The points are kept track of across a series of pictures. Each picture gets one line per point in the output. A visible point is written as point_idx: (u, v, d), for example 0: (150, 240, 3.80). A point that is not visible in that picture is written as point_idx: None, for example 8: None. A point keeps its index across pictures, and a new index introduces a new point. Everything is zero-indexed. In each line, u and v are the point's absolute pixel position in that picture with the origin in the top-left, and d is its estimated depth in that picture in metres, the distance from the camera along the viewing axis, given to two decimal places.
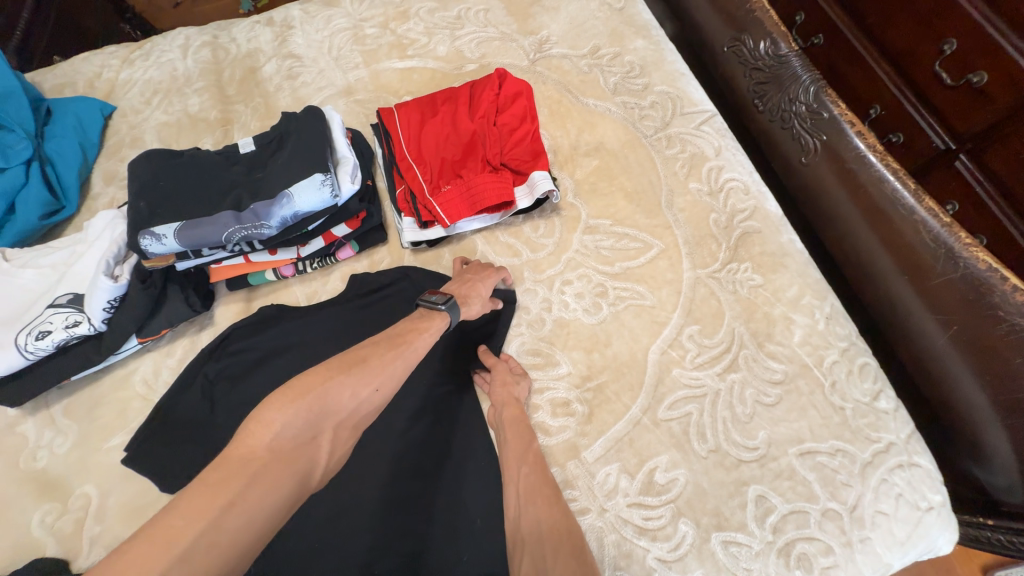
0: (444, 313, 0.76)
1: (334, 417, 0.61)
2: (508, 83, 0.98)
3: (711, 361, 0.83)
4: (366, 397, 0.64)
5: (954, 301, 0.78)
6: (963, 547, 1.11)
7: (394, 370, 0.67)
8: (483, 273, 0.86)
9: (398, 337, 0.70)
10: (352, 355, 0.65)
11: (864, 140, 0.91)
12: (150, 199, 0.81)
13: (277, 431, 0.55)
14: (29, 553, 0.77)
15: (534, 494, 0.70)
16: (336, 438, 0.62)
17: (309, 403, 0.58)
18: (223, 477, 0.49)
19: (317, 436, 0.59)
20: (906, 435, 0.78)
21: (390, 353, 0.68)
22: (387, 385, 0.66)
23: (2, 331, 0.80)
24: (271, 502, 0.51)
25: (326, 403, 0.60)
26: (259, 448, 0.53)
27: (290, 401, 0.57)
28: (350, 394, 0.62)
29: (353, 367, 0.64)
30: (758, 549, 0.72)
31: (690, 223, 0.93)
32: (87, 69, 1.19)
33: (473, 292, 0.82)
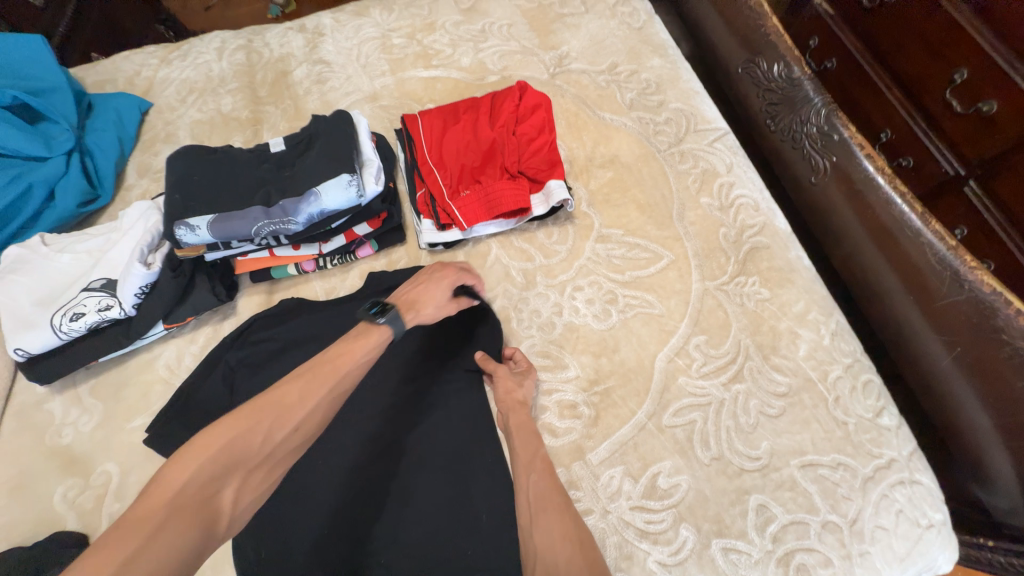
0: (383, 327, 0.72)
1: (246, 465, 0.57)
2: (528, 95, 1.02)
3: (716, 371, 0.85)
4: (284, 438, 0.61)
5: (959, 323, 0.80)
6: (963, 570, 1.11)
7: (317, 403, 0.64)
8: (440, 273, 0.83)
9: (323, 365, 0.67)
10: (270, 395, 0.62)
11: (874, 162, 0.92)
12: (185, 192, 0.85)
13: (180, 487, 0.52)
14: (50, 527, 0.80)
15: (545, 503, 0.69)
16: (247, 489, 0.57)
17: (218, 453, 0.55)
18: (115, 541, 0.46)
19: (224, 488, 0.55)
20: (908, 453, 0.80)
21: (314, 384, 0.64)
22: (308, 422, 0.63)
23: (38, 311, 0.84)
24: (173, 559, 0.47)
25: (237, 452, 0.57)
26: (159, 506, 0.50)
27: (194, 457, 0.54)
28: (263, 438, 0.59)
29: (270, 408, 0.61)
30: (757, 557, 0.73)
31: (700, 235, 0.96)
32: (127, 67, 1.25)
33: (425, 296, 0.79)
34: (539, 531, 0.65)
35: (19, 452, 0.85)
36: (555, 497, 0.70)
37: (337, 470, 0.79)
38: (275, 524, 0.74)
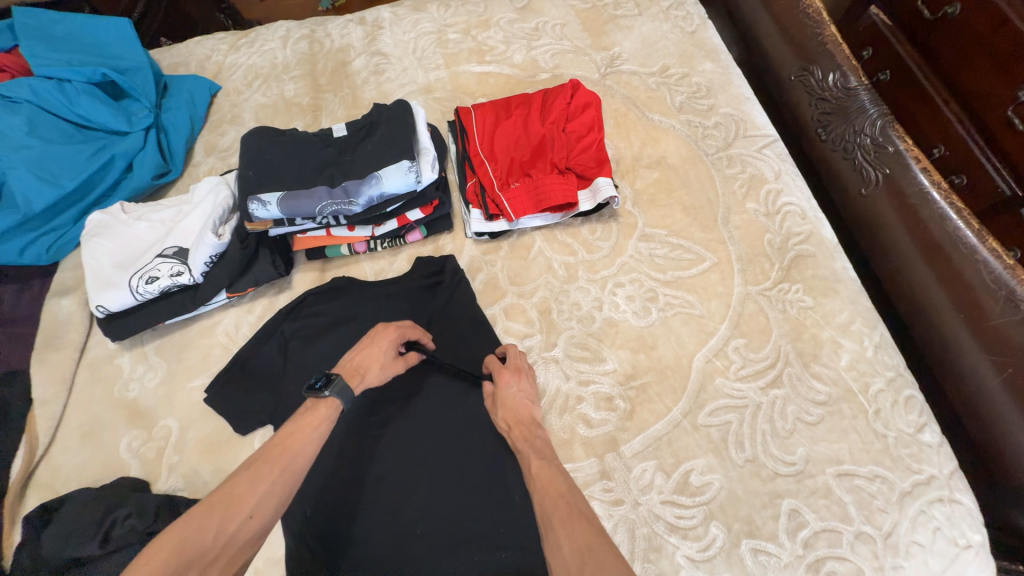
0: (329, 398, 0.71)
1: (199, 565, 0.54)
2: (580, 93, 1.04)
3: (754, 375, 0.86)
4: (238, 527, 0.58)
5: (1010, 344, 0.80)
6: None
7: (271, 487, 0.62)
8: (378, 334, 0.82)
9: (272, 451, 0.66)
10: (221, 491, 0.61)
11: (928, 177, 0.93)
12: (258, 169, 0.91)
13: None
14: (114, 472, 0.86)
15: (548, 521, 0.63)
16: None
17: (169, 557, 0.54)
18: None
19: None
20: (949, 471, 0.79)
21: (264, 471, 0.63)
22: (262, 506, 0.61)
23: (117, 273, 0.91)
24: None
25: (189, 553, 0.55)
26: None
27: (147, 562, 0.53)
28: (213, 534, 0.57)
29: (222, 503, 0.59)
30: (787, 561, 0.74)
31: (744, 240, 0.96)
32: (199, 51, 1.33)
33: (369, 359, 0.79)
34: (550, 543, 0.61)
35: (91, 401, 0.93)
36: (563, 488, 0.67)
37: (385, 441, 0.85)
38: (325, 486, 0.81)
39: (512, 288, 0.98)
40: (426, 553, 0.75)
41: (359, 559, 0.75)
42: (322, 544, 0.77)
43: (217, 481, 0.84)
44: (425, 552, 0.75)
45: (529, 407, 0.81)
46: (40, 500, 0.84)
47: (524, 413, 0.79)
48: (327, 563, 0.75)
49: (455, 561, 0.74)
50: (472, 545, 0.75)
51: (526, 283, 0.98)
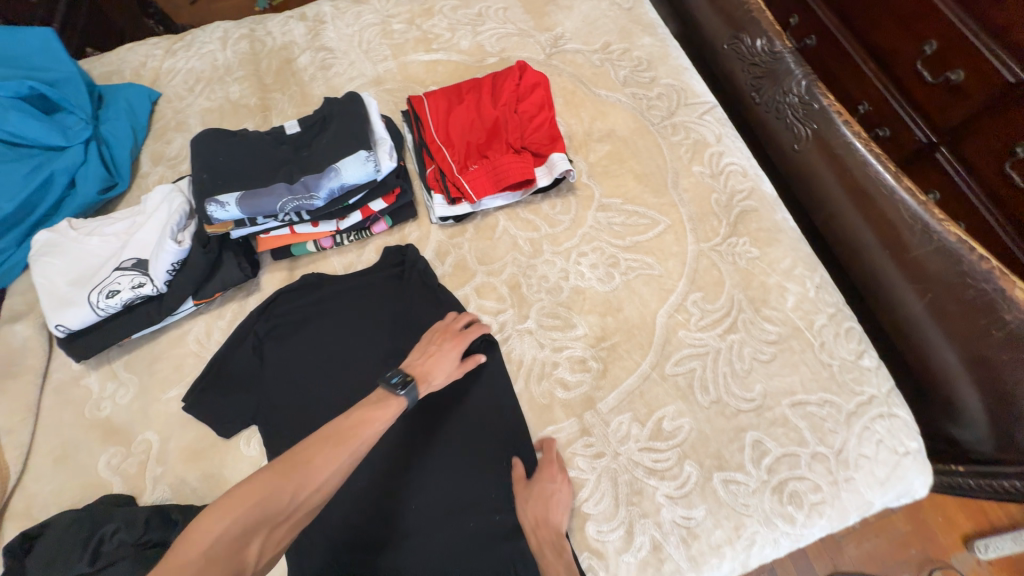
0: (402, 398, 0.73)
1: (273, 522, 0.58)
2: (528, 74, 1.07)
3: (712, 324, 0.92)
4: (307, 498, 0.61)
5: (929, 271, 0.89)
6: (946, 520, 1.35)
7: (341, 468, 0.64)
8: (446, 343, 0.84)
9: (346, 431, 0.67)
10: (297, 456, 0.63)
11: (850, 128, 1.01)
12: (213, 172, 0.90)
13: (215, 537, 0.55)
14: (97, 491, 0.86)
15: None
16: (271, 542, 0.59)
17: (251, 509, 0.58)
18: None
19: (249, 544, 0.57)
20: (887, 389, 0.88)
21: (339, 449, 0.65)
22: (331, 483, 0.63)
23: (74, 290, 0.89)
24: None
25: (266, 508, 0.58)
26: (193, 559, 0.53)
27: (233, 507, 0.57)
28: (289, 498, 0.60)
29: (299, 468, 0.62)
30: (754, 487, 0.81)
31: (694, 201, 1.03)
32: (132, 59, 1.28)
33: (436, 366, 0.81)
34: None
35: (62, 425, 0.91)
36: None
37: None
38: None
39: (481, 268, 1.01)
40: (423, 525, 0.80)
41: (361, 537, 0.80)
42: (323, 529, 0.81)
43: (205, 486, 0.85)
44: (422, 524, 0.80)
45: (561, 513, 0.79)
46: (19, 529, 0.83)
47: (552, 518, 0.78)
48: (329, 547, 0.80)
49: (451, 528, 0.80)
50: (466, 512, 0.81)
51: (495, 261, 1.01)
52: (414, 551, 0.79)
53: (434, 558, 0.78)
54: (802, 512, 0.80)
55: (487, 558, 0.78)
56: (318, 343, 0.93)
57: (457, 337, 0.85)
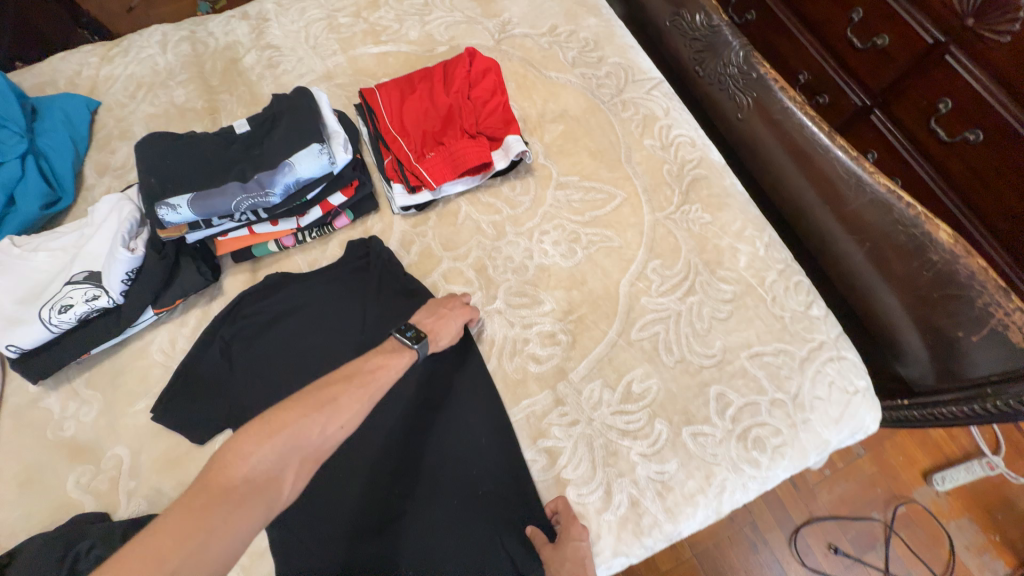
0: (414, 351, 0.79)
1: (304, 453, 0.61)
2: (478, 60, 1.08)
3: (672, 289, 0.97)
4: (333, 434, 0.65)
5: (865, 222, 0.95)
6: (907, 459, 1.45)
7: (361, 408, 0.69)
8: (456, 309, 0.89)
9: (364, 376, 0.73)
10: (321, 395, 0.67)
11: (786, 94, 1.06)
12: (160, 175, 0.88)
13: (253, 463, 0.57)
14: (67, 512, 0.84)
15: None
16: (302, 476, 0.62)
17: (286, 437, 0.61)
18: (205, 505, 0.53)
19: (284, 473, 0.59)
20: (835, 335, 0.94)
21: (358, 392, 0.70)
22: (353, 421, 0.67)
23: (23, 308, 0.86)
24: (243, 531, 0.53)
25: (298, 438, 0.61)
26: (237, 481, 0.56)
27: (268, 435, 0.60)
28: (318, 432, 0.63)
29: (324, 405, 0.66)
30: (721, 436, 0.86)
31: (647, 173, 1.07)
32: (66, 68, 1.22)
33: (443, 328, 0.86)
34: None
35: (23, 449, 0.88)
36: None
37: None
38: None
39: (447, 254, 1.02)
40: (409, 509, 0.81)
41: (344, 528, 0.80)
42: (305, 525, 0.81)
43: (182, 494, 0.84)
44: (407, 508, 0.81)
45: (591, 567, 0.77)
46: None
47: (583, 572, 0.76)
48: (315, 541, 0.79)
49: (433, 509, 0.80)
50: (449, 490, 0.81)
51: (460, 246, 1.03)
52: (399, 537, 0.78)
53: (420, 540, 0.78)
54: (766, 456, 0.85)
55: (473, 532, 0.78)
56: (287, 341, 0.92)
57: (465, 309, 0.90)
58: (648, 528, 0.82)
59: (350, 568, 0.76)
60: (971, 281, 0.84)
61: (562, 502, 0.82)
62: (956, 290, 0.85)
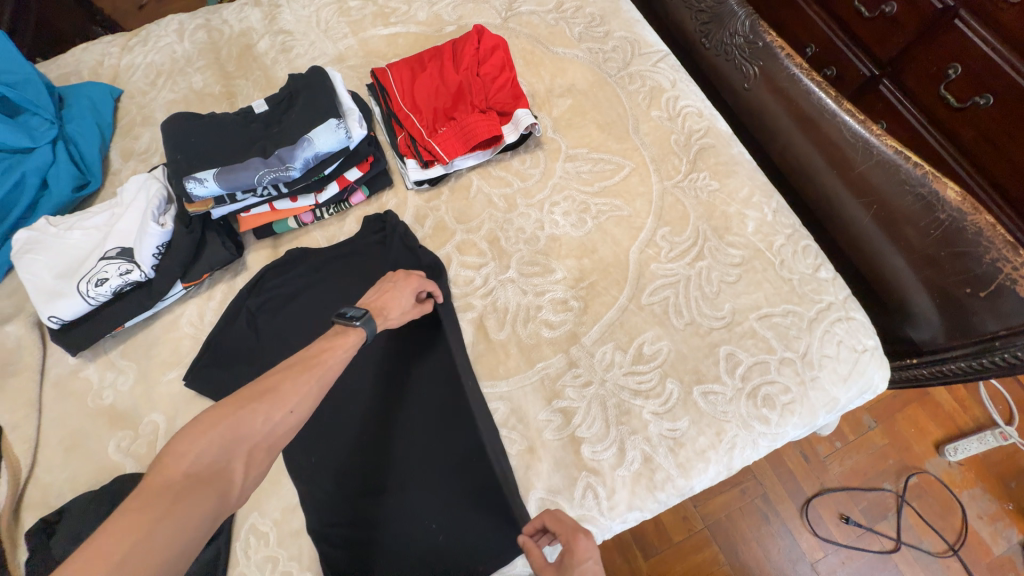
0: (359, 328, 0.78)
1: (248, 442, 0.62)
2: (486, 37, 1.10)
3: (681, 255, 0.99)
4: (280, 420, 0.65)
5: (872, 185, 0.96)
6: (919, 430, 1.46)
7: (309, 391, 0.69)
8: (401, 280, 0.89)
9: (308, 361, 0.72)
10: (261, 385, 0.67)
11: (792, 61, 1.07)
12: (187, 152, 0.92)
13: (191, 459, 0.58)
14: (109, 473, 0.89)
15: None
16: (254, 466, 0.63)
17: (223, 430, 0.61)
18: (144, 504, 0.53)
19: (231, 463, 0.60)
20: (843, 297, 0.95)
21: (303, 377, 0.70)
22: (302, 406, 0.68)
23: (63, 283, 0.91)
24: (192, 522, 0.54)
25: (239, 430, 0.62)
26: (177, 477, 0.57)
27: (204, 432, 0.60)
28: (262, 420, 0.64)
29: (264, 394, 0.66)
30: (731, 395, 0.89)
31: (655, 143, 1.08)
32: (88, 58, 1.27)
33: (392, 301, 0.86)
34: None
35: (67, 417, 0.94)
36: None
37: (375, 385, 0.96)
38: (328, 437, 0.93)
39: (460, 226, 1.05)
40: (424, 467, 0.87)
41: (368, 484, 0.88)
42: (333, 482, 0.89)
43: None
44: (424, 466, 0.87)
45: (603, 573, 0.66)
46: (38, 516, 0.86)
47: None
48: (341, 493, 0.88)
49: (446, 468, 0.87)
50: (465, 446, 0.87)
51: (472, 219, 1.06)
52: (417, 489, 0.85)
53: (437, 492, 0.85)
54: (776, 413, 0.88)
55: (485, 485, 0.84)
56: (309, 311, 0.97)
57: (408, 282, 0.89)
58: (662, 483, 0.84)
59: (374, 517, 0.84)
60: (979, 238, 0.85)
61: (553, 519, 0.73)
62: (964, 247, 0.86)
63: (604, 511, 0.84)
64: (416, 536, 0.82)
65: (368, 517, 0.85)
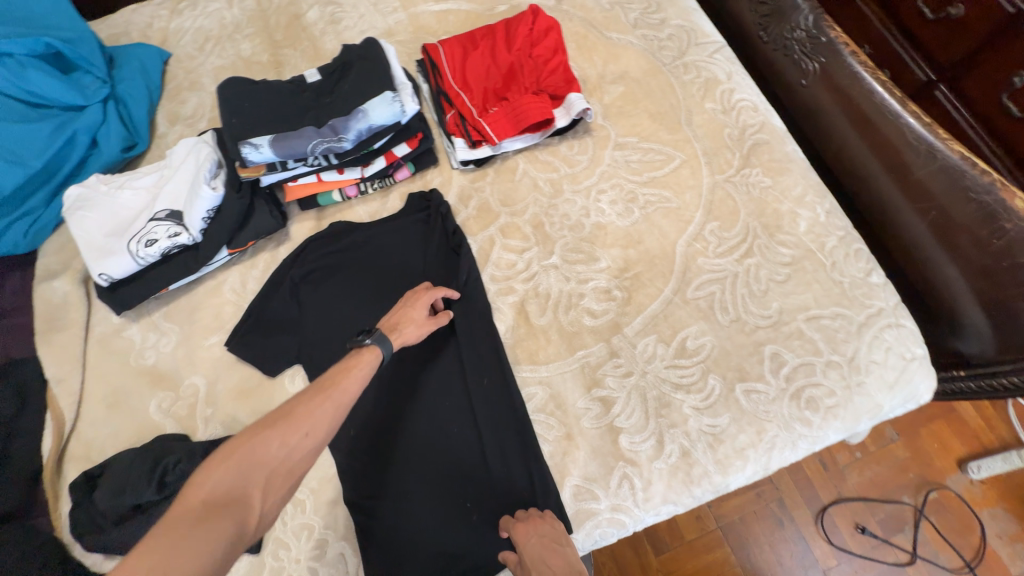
0: (370, 347, 0.76)
1: (266, 469, 0.59)
2: (540, 18, 1.08)
3: (729, 251, 0.97)
4: (297, 443, 0.62)
5: (932, 191, 0.93)
6: (943, 447, 1.43)
7: (325, 411, 0.66)
8: (410, 296, 0.88)
9: (325, 384, 0.70)
10: (278, 410, 0.65)
11: (856, 59, 1.05)
12: (241, 116, 0.92)
13: (209, 488, 0.56)
14: (149, 433, 0.90)
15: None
16: (272, 493, 0.59)
17: (241, 457, 0.59)
18: (162, 533, 0.51)
19: (249, 491, 0.57)
20: (894, 303, 0.93)
21: (319, 399, 0.67)
22: (318, 428, 0.64)
23: (113, 241, 0.92)
24: (207, 551, 0.50)
25: (255, 457, 0.59)
26: (194, 505, 0.54)
27: (221, 460, 0.58)
28: (277, 443, 0.61)
29: (279, 419, 0.63)
30: (774, 395, 0.87)
31: (708, 136, 1.06)
32: (138, 20, 1.27)
33: (405, 317, 0.85)
34: None
35: (110, 374, 0.95)
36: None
37: (410, 362, 0.96)
38: (363, 411, 0.94)
39: (504, 210, 1.04)
40: (457, 446, 0.88)
41: (401, 459, 0.89)
42: (368, 455, 0.90)
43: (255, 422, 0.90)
44: (457, 447, 0.88)
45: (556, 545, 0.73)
46: (80, 470, 0.88)
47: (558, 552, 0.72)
48: (377, 469, 0.89)
49: (478, 449, 0.87)
50: (500, 431, 0.88)
51: (517, 203, 1.05)
52: (449, 468, 0.86)
53: (468, 473, 0.86)
54: (819, 415, 0.86)
55: (516, 469, 0.86)
56: (350, 285, 0.96)
57: (415, 298, 0.87)
58: (699, 478, 0.84)
59: (407, 491, 0.86)
60: None
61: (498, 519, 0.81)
62: None
63: (639, 502, 0.83)
64: (449, 513, 0.83)
65: (402, 493, 0.86)
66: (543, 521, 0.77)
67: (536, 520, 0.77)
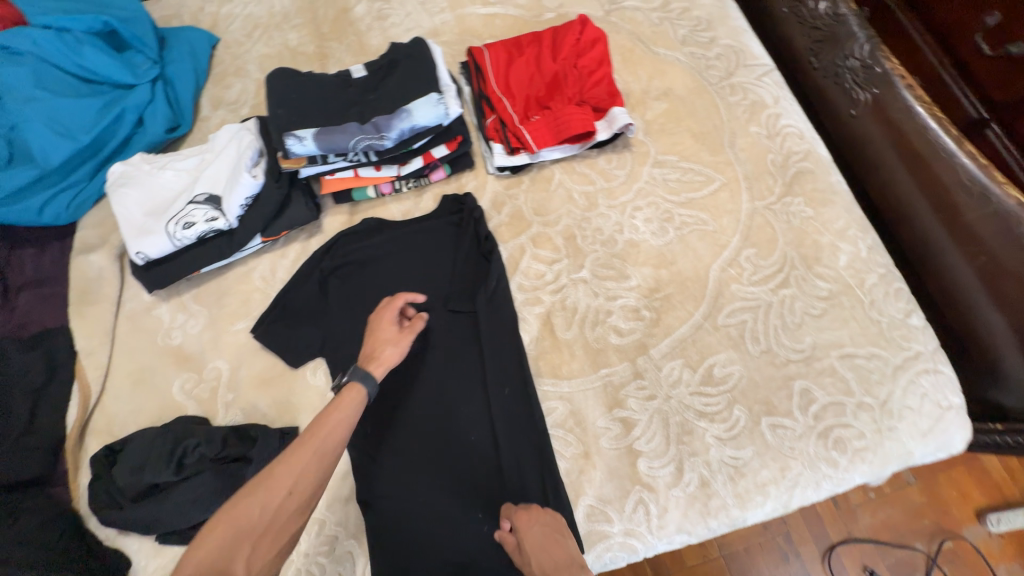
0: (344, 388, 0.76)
1: (253, 533, 0.61)
2: (588, 29, 1.07)
3: (764, 280, 0.95)
4: (282, 501, 0.63)
5: (984, 236, 0.90)
6: (963, 496, 1.38)
7: (303, 465, 0.66)
8: (378, 319, 0.86)
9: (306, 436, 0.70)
10: (263, 471, 0.66)
11: (912, 93, 1.01)
12: (288, 108, 0.93)
13: (201, 559, 0.59)
14: (170, 413, 0.91)
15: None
16: (260, 553, 0.61)
17: (229, 525, 0.61)
18: None
19: (236, 558, 0.59)
20: (933, 347, 0.89)
21: (300, 453, 0.67)
22: (300, 484, 0.65)
23: (151, 221, 0.93)
24: None
25: (240, 523, 0.61)
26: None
27: (211, 531, 0.61)
28: (258, 507, 0.63)
29: (259, 483, 0.64)
30: (801, 432, 0.85)
31: (750, 160, 1.04)
32: (190, 3, 1.29)
33: (379, 342, 0.83)
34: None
35: (137, 350, 0.97)
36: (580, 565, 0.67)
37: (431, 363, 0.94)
38: (379, 408, 0.93)
39: (537, 219, 1.03)
40: (474, 454, 0.87)
41: (416, 461, 0.88)
42: (382, 453, 0.89)
43: (274, 412, 0.90)
44: (473, 454, 0.87)
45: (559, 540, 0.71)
46: (102, 444, 0.90)
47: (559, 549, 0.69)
48: (390, 468, 0.88)
49: (494, 459, 0.86)
50: (517, 442, 0.87)
51: (550, 214, 1.04)
52: (465, 475, 0.86)
53: (483, 481, 0.85)
54: (846, 457, 0.84)
55: (531, 482, 0.85)
56: (379, 283, 0.96)
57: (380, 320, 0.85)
58: (716, 510, 0.82)
59: (420, 494, 0.85)
60: None
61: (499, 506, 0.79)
62: None
63: (652, 529, 0.82)
64: (461, 520, 0.83)
65: (416, 494, 0.86)
66: (544, 512, 0.75)
67: (538, 510, 0.75)
